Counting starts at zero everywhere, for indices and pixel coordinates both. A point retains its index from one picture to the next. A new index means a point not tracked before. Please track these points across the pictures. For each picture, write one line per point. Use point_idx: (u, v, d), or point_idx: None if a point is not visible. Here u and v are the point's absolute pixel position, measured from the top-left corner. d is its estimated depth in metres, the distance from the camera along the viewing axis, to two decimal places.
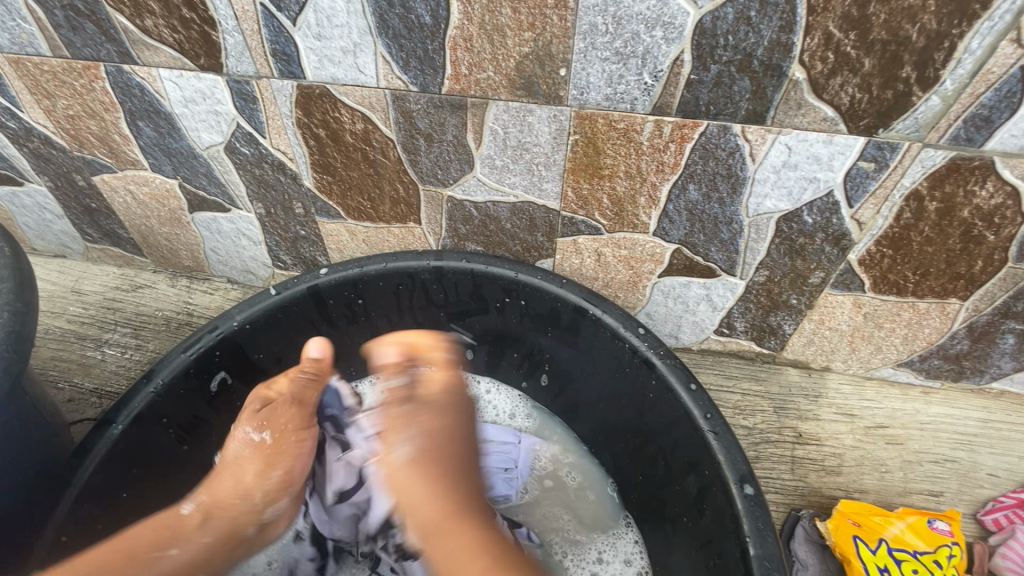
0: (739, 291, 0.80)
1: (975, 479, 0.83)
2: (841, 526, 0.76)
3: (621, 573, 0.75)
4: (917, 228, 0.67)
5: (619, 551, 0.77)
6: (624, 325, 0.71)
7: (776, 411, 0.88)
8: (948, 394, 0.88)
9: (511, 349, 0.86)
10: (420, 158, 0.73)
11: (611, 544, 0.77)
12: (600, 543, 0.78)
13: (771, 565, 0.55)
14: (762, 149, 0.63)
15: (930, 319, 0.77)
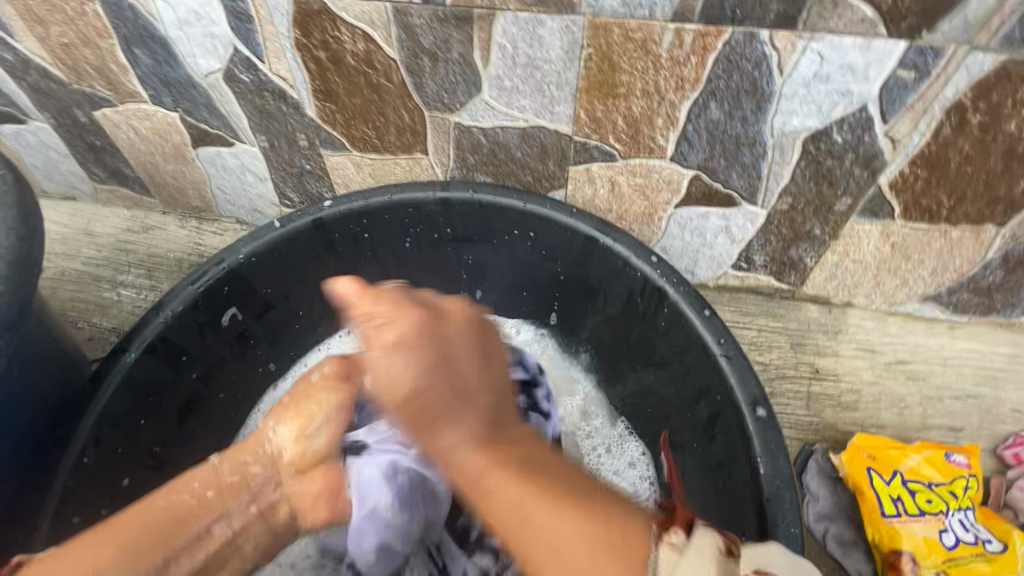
0: (760, 221, 0.77)
1: (997, 415, 0.81)
2: (856, 458, 0.76)
3: (626, 474, 0.78)
4: (956, 144, 0.62)
5: (625, 454, 0.79)
6: (636, 254, 0.69)
7: (793, 347, 0.86)
8: (975, 329, 0.85)
9: (522, 283, 0.85)
10: (425, 81, 0.70)
11: (618, 446, 0.80)
12: (607, 443, 0.81)
13: (781, 483, 0.55)
14: (792, 58, 0.58)
15: (962, 249, 0.73)
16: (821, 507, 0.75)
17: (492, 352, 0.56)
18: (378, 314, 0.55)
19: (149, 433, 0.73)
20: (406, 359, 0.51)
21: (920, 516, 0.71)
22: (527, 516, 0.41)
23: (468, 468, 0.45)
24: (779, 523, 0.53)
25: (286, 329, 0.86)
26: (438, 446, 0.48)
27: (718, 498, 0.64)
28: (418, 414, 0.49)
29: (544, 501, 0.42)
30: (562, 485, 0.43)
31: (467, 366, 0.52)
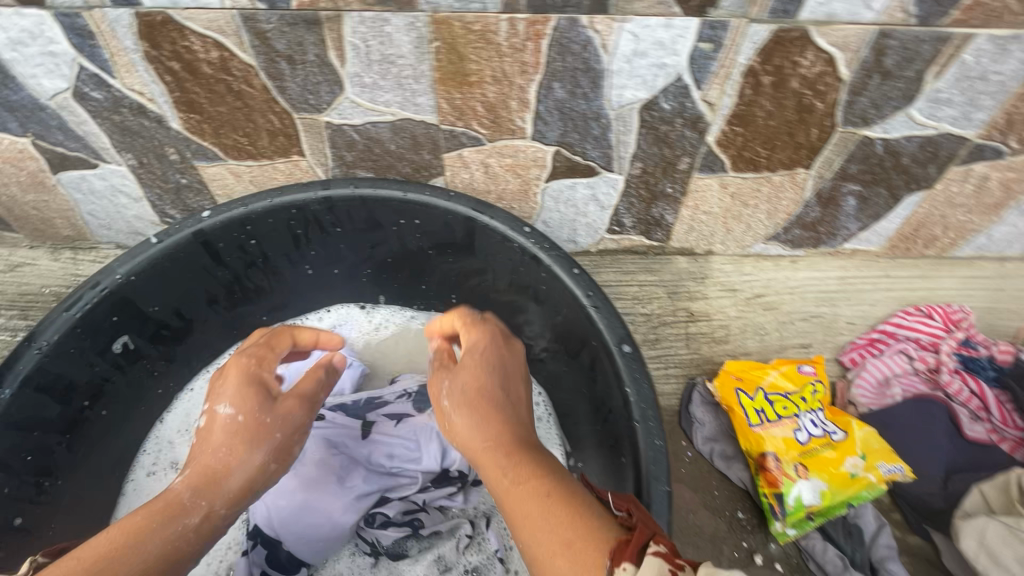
0: (621, 186, 0.85)
1: (836, 329, 0.96)
2: (726, 382, 0.88)
3: None
4: (758, 102, 0.73)
5: None
6: (512, 227, 0.75)
7: (669, 296, 0.97)
8: (811, 260, 0.99)
9: (417, 269, 0.90)
10: (287, 84, 0.72)
11: None
12: None
13: (647, 406, 0.63)
14: (612, 39, 0.66)
15: (785, 191, 0.86)
16: (707, 430, 0.87)
17: (517, 371, 0.59)
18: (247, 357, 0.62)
19: (38, 471, 0.70)
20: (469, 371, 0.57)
21: (777, 421, 0.83)
22: (530, 523, 0.44)
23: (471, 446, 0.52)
24: (646, 439, 0.61)
25: (185, 345, 0.85)
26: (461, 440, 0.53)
27: (604, 431, 0.71)
28: (468, 401, 0.54)
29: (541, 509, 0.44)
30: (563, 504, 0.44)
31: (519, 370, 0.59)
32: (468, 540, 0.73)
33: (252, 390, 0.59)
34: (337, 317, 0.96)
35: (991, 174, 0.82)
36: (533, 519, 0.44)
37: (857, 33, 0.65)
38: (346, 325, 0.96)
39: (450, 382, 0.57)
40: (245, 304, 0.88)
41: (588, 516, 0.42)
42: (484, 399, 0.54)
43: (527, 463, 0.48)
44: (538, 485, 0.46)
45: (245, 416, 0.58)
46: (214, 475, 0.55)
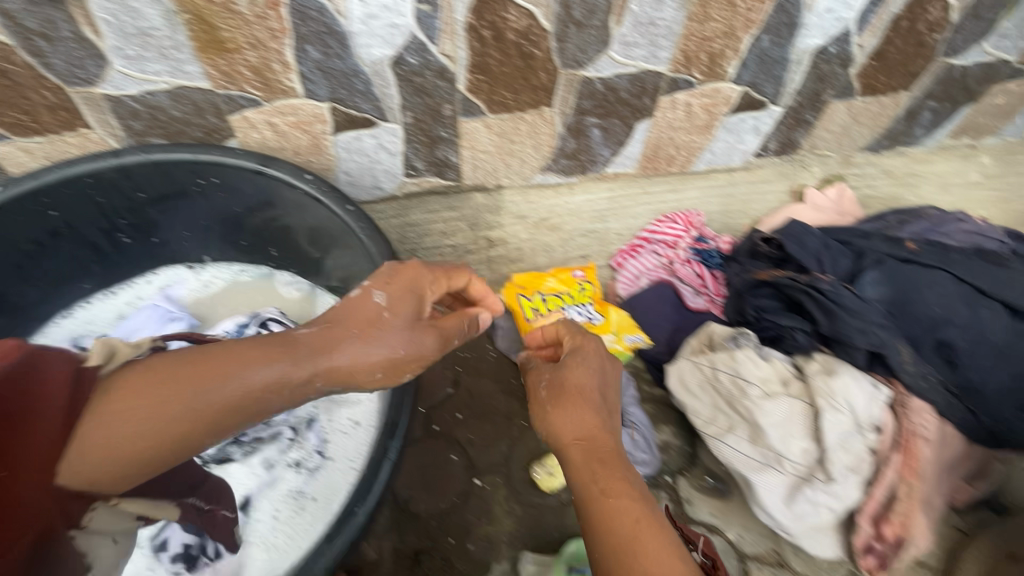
0: (401, 134, 0.99)
1: (607, 240, 1.17)
2: (511, 290, 1.06)
3: None
4: (488, 53, 0.88)
5: None
6: (293, 176, 0.87)
7: (470, 227, 1.14)
8: (585, 185, 1.18)
9: (232, 224, 1.00)
10: (50, 60, 0.77)
11: None
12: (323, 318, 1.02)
13: None
14: (343, 4, 0.78)
15: (541, 128, 1.04)
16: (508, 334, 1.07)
17: (609, 377, 0.70)
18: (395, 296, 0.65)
19: None
20: (567, 411, 0.65)
21: (548, 314, 1.02)
22: (629, 560, 0.54)
23: (562, 434, 0.64)
24: None
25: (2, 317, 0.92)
26: (566, 422, 0.65)
27: None
28: (556, 398, 0.67)
29: (632, 510, 0.57)
30: (663, 538, 0.56)
31: (588, 376, 0.69)
32: (289, 441, 0.87)
33: (344, 312, 0.64)
34: (166, 278, 1.05)
35: (693, 101, 1.04)
36: (625, 525, 0.56)
37: None
38: (176, 284, 1.05)
39: (550, 375, 0.70)
40: (62, 274, 0.95)
41: (664, 540, 0.55)
42: (612, 419, 0.66)
43: (613, 473, 0.61)
44: (628, 502, 0.58)
45: (300, 337, 0.61)
46: (287, 379, 0.59)
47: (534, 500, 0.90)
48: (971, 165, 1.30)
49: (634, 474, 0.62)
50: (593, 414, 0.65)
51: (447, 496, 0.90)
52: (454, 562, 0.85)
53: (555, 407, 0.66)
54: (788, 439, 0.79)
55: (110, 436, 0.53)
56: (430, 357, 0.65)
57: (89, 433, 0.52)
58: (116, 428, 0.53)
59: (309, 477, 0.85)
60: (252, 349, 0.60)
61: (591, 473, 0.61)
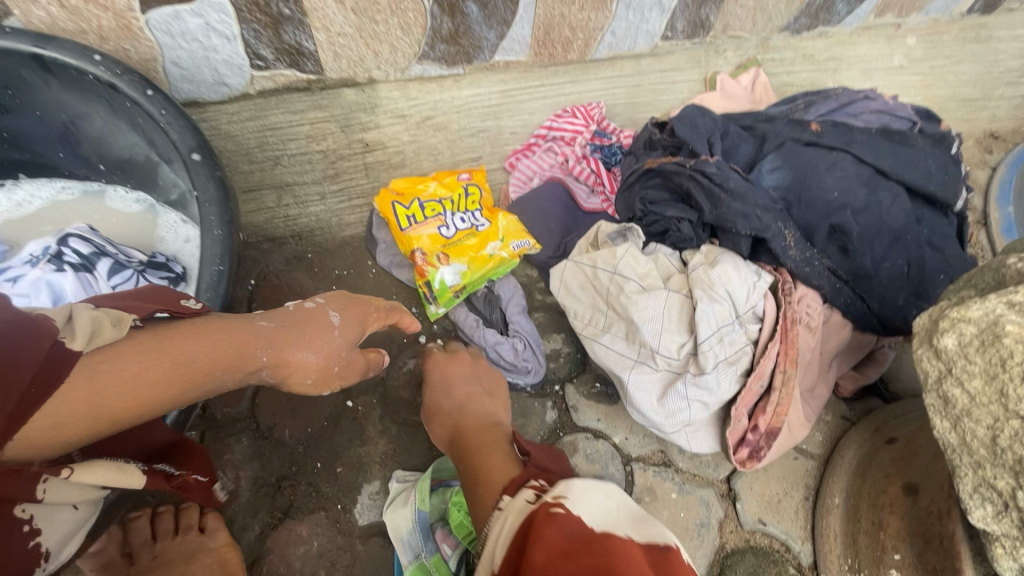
0: (232, 12, 0.83)
1: (502, 140, 1.06)
2: (385, 198, 0.94)
3: (180, 249, 0.89)
4: None
5: (179, 233, 0.90)
6: (80, 58, 0.72)
7: (342, 129, 1.01)
8: (473, 77, 1.04)
9: (31, 130, 0.84)
10: None
11: (171, 230, 0.90)
12: (162, 236, 0.90)
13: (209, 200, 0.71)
14: None
15: (404, 2, 0.88)
16: (388, 246, 0.97)
17: (477, 377, 0.81)
18: (344, 338, 0.70)
19: None
20: (445, 406, 0.78)
21: (425, 222, 0.92)
22: (477, 476, 0.63)
23: (443, 433, 0.76)
24: None
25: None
26: (442, 418, 0.77)
27: None
28: (436, 408, 0.78)
29: (483, 454, 0.66)
30: (500, 453, 0.66)
31: (458, 381, 0.80)
32: None
33: (290, 317, 0.67)
34: None
35: None
36: (480, 451, 0.67)
37: None
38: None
39: (437, 379, 0.81)
40: None
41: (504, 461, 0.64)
42: (469, 409, 0.76)
43: (475, 436, 0.71)
44: (480, 445, 0.69)
45: (239, 323, 0.61)
46: (238, 361, 0.59)
47: (410, 418, 0.87)
48: (896, 47, 1.21)
49: (488, 434, 0.71)
50: (464, 400, 0.77)
51: (316, 420, 0.85)
52: (320, 486, 0.82)
53: (438, 415, 0.78)
54: (664, 334, 0.76)
55: (108, 397, 0.49)
56: (353, 378, 0.74)
57: (38, 414, 0.46)
58: (104, 394, 0.49)
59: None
60: (210, 335, 0.57)
61: (461, 446, 0.71)
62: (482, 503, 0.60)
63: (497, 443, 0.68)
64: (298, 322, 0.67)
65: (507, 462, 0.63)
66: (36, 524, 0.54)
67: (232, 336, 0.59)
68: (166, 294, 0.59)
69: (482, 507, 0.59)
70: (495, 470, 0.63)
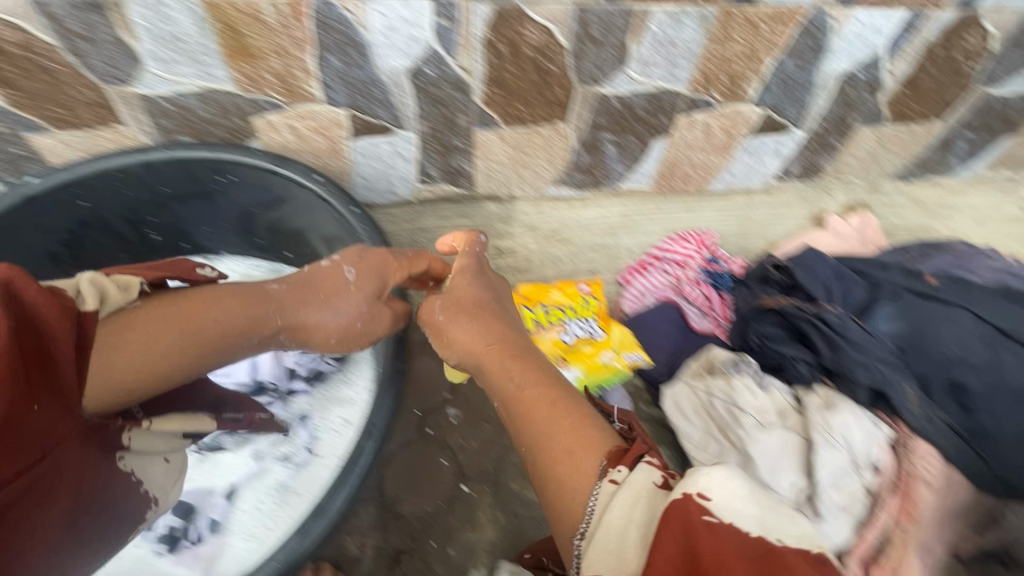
0: (416, 142, 1.02)
1: (618, 255, 1.17)
2: (515, 301, 1.07)
3: None
4: (504, 67, 0.90)
5: None
6: (304, 175, 0.92)
7: (481, 235, 1.16)
8: (598, 200, 1.18)
9: (246, 222, 1.06)
10: (91, 60, 0.82)
11: None
12: None
13: None
14: (365, 15, 0.81)
15: (555, 141, 1.04)
16: None
17: (508, 308, 0.76)
18: (371, 293, 0.76)
19: None
20: (464, 323, 0.71)
21: (550, 327, 1.03)
22: (548, 433, 0.57)
23: (472, 347, 0.69)
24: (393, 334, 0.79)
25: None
26: (462, 339, 0.70)
27: None
28: (468, 309, 0.73)
29: (550, 415, 0.59)
30: (576, 408, 0.60)
31: (510, 322, 0.73)
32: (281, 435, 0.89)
33: (305, 284, 0.75)
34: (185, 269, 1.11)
35: (711, 121, 1.03)
36: (541, 409, 0.60)
37: (560, 9, 0.82)
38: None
39: (456, 292, 0.75)
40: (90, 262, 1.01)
41: (593, 429, 0.57)
42: (484, 312, 0.72)
43: (531, 389, 0.62)
44: (537, 389, 0.62)
45: (257, 291, 0.71)
46: (248, 328, 0.69)
47: (520, 508, 0.93)
48: (1008, 198, 1.24)
49: (517, 359, 0.66)
50: (512, 343, 0.68)
51: (433, 500, 0.93)
52: (432, 564, 0.89)
53: (468, 324, 0.71)
54: (779, 472, 0.79)
55: (117, 370, 0.59)
56: (378, 336, 0.78)
57: (105, 368, 0.58)
58: (116, 365, 0.58)
59: (296, 471, 0.86)
60: (219, 302, 0.67)
61: (513, 388, 0.63)
62: (576, 487, 0.53)
63: (571, 407, 0.60)
64: (305, 283, 0.75)
65: (584, 427, 0.57)
66: (137, 474, 0.73)
67: (233, 295, 0.69)
68: (181, 266, 0.74)
69: (560, 504, 0.54)
70: (580, 432, 0.57)
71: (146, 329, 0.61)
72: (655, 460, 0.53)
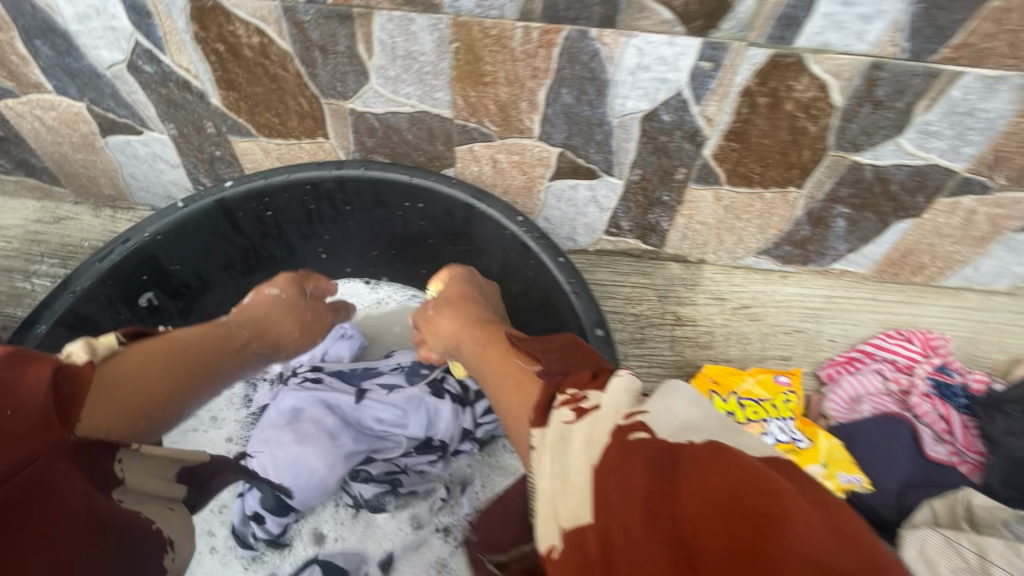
0: (620, 190, 0.91)
1: (818, 344, 0.99)
2: (702, 384, 0.92)
3: None
4: (753, 120, 0.78)
5: None
6: (507, 217, 0.81)
7: (660, 298, 1.02)
8: (800, 277, 1.02)
9: (416, 252, 0.96)
10: (318, 71, 0.78)
11: None
12: None
13: None
14: (618, 51, 0.71)
15: (777, 208, 0.90)
16: None
17: (466, 300, 0.78)
18: (437, 303, 0.80)
19: None
20: (445, 312, 0.77)
21: (747, 424, 0.88)
22: (507, 394, 0.57)
23: (451, 330, 0.75)
24: None
25: (189, 302, 0.91)
26: (446, 329, 0.76)
27: None
28: (456, 298, 0.79)
29: (508, 370, 0.60)
30: (528, 359, 0.59)
31: (469, 302, 0.78)
32: (441, 502, 0.82)
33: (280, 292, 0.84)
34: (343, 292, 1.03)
35: (980, 208, 0.85)
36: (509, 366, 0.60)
37: (850, 62, 0.69)
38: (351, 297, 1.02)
39: (433, 300, 0.81)
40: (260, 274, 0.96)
41: (534, 372, 0.56)
42: (468, 302, 0.78)
43: (510, 361, 0.62)
44: (525, 352, 0.61)
45: (283, 293, 0.83)
46: (224, 345, 0.73)
47: None
48: None
49: (487, 328, 0.71)
50: (475, 295, 0.80)
51: None
52: None
53: (449, 313, 0.77)
54: None
55: (122, 403, 0.58)
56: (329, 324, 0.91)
57: (116, 407, 0.57)
58: (123, 393, 0.58)
59: (456, 548, 0.80)
60: (167, 341, 0.66)
61: (484, 355, 0.67)
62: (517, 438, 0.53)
63: (529, 356, 0.59)
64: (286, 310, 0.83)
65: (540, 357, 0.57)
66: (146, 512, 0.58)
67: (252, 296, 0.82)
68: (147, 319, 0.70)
69: (512, 422, 0.56)
70: (525, 392, 0.54)
71: (119, 366, 0.60)
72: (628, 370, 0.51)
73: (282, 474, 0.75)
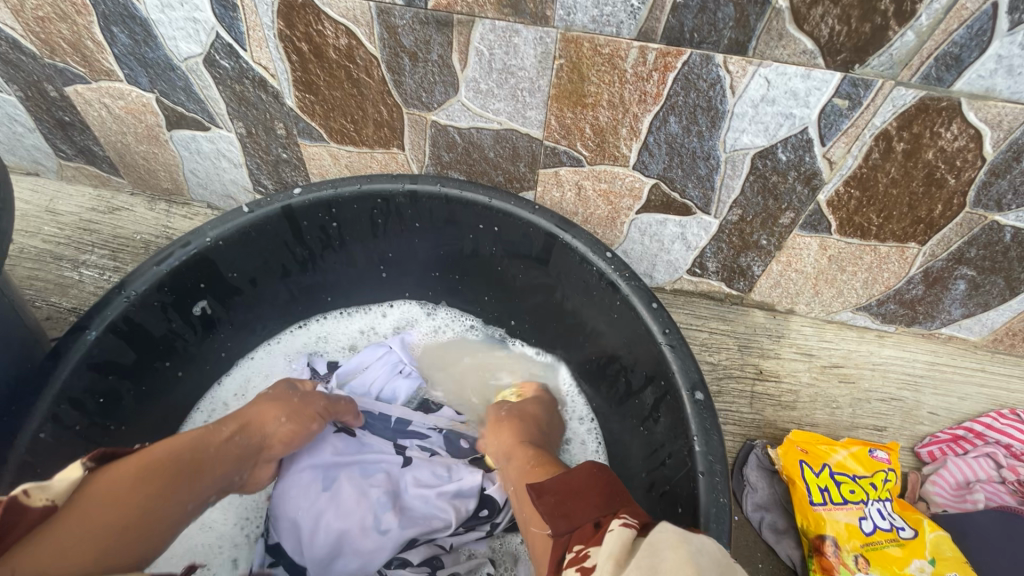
0: (713, 230, 0.83)
1: (917, 417, 0.89)
2: (791, 452, 0.82)
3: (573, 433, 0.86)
4: (884, 168, 0.68)
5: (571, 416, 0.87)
6: (593, 250, 0.73)
7: (740, 349, 0.93)
8: (901, 338, 0.94)
9: (480, 277, 0.90)
10: (404, 79, 0.72)
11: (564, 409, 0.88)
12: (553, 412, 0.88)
13: (714, 459, 0.60)
14: (743, 81, 0.63)
15: (890, 263, 0.81)
16: (759, 497, 0.82)
17: (532, 418, 0.75)
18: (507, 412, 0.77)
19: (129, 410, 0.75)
20: (508, 423, 0.74)
21: (844, 504, 0.77)
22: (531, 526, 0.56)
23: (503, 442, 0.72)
24: (710, 494, 0.59)
25: (242, 312, 0.86)
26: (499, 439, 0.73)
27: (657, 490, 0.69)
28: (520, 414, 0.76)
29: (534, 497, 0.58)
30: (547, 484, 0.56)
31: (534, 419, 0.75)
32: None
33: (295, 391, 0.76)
34: (401, 315, 0.98)
35: None
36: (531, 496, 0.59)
37: (1014, 112, 0.59)
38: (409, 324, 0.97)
39: (511, 407, 0.79)
40: (316, 286, 0.90)
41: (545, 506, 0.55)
42: (531, 424, 0.74)
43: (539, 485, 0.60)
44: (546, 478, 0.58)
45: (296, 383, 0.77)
46: (204, 446, 0.60)
47: None
48: None
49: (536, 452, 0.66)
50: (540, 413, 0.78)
51: None
52: None
53: (507, 425, 0.74)
54: None
55: (92, 521, 0.48)
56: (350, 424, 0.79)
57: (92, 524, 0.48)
58: (99, 511, 0.49)
59: None
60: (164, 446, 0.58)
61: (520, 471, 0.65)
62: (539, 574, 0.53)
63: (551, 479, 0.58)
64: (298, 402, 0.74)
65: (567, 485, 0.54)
66: None
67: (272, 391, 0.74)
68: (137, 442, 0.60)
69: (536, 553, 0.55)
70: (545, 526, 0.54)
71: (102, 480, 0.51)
72: (632, 520, 0.48)
73: (316, 549, 0.69)
